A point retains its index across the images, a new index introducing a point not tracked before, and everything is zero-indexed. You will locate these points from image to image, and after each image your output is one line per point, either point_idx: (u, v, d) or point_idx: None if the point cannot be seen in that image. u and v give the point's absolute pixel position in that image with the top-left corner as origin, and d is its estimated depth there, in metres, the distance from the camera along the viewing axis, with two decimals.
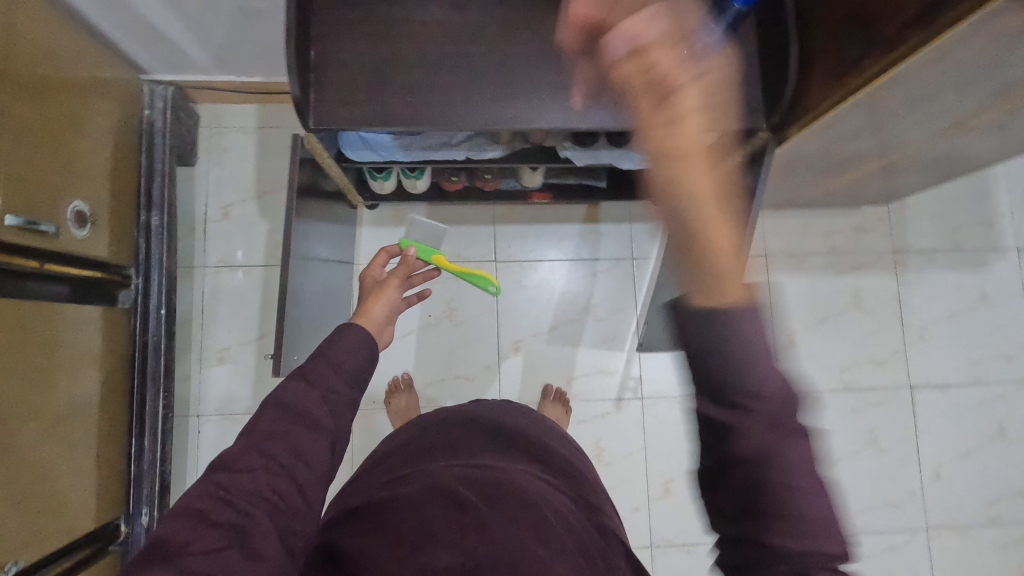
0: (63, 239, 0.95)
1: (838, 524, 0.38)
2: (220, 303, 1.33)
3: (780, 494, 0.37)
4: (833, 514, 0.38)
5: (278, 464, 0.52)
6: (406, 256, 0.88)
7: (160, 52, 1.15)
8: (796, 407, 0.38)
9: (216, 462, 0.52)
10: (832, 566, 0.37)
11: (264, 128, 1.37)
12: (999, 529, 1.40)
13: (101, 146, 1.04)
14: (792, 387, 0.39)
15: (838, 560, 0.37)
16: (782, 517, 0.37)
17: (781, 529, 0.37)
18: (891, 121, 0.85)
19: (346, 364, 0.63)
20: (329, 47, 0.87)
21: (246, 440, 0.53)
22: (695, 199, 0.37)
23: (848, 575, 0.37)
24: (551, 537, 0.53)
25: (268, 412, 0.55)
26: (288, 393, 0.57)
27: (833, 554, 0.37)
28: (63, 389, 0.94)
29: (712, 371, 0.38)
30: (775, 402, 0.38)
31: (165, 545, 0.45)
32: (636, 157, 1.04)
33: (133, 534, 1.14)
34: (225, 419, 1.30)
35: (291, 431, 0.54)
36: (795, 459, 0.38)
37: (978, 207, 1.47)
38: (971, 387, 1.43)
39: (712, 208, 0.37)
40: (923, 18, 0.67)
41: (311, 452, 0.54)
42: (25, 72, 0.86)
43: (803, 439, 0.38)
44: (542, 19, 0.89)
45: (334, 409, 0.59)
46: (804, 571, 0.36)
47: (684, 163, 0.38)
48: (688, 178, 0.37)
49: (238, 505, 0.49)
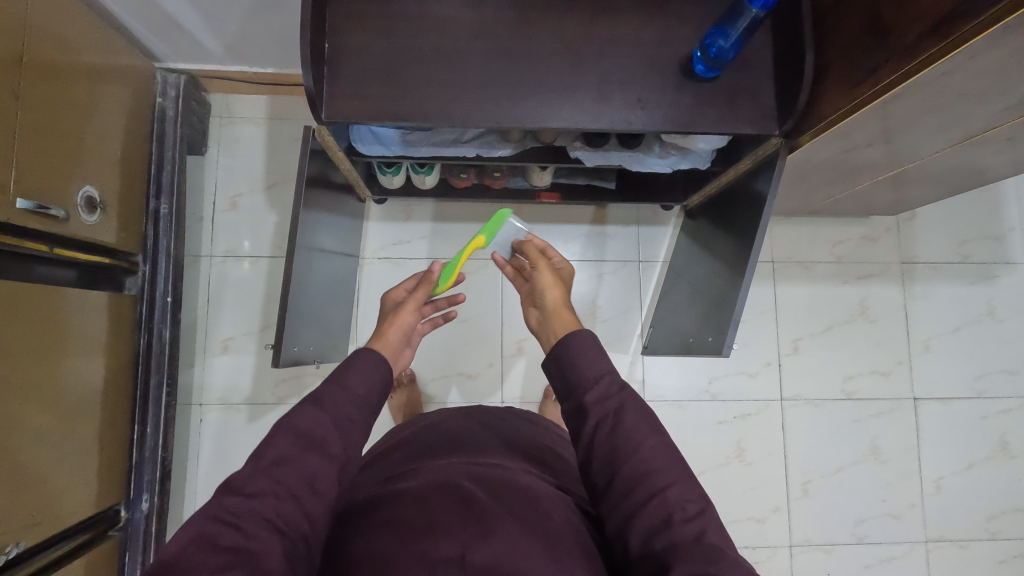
0: (73, 224, 0.95)
1: (665, 470, 0.55)
2: (225, 293, 1.33)
3: (620, 449, 0.56)
4: (659, 463, 0.55)
5: (284, 490, 0.53)
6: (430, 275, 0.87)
7: (173, 40, 1.15)
8: (623, 391, 0.61)
9: (225, 486, 0.52)
10: (660, 497, 0.53)
11: (274, 120, 1.37)
12: (1000, 544, 1.39)
13: (112, 133, 1.04)
14: (620, 381, 0.62)
15: (664, 492, 0.53)
16: (623, 463, 0.56)
17: (623, 471, 0.55)
18: (902, 132, 0.85)
19: (359, 389, 0.62)
20: (344, 40, 0.87)
21: (256, 464, 0.54)
22: (553, 294, 0.80)
23: (671, 502, 0.53)
24: (556, 550, 0.52)
25: (279, 436, 0.56)
26: (301, 418, 0.57)
27: (658, 487, 0.54)
28: (69, 374, 0.95)
29: (570, 380, 0.64)
30: (603, 388, 0.61)
31: (173, 567, 0.45)
32: (645, 159, 1.04)
33: (132, 519, 1.15)
34: (226, 409, 1.31)
35: (300, 455, 0.55)
36: (628, 425, 0.58)
37: (987, 220, 1.46)
38: (974, 400, 1.42)
39: (560, 299, 0.80)
40: (941, 29, 0.67)
41: (319, 480, 0.55)
42: (39, 55, 0.86)
43: (634, 413, 0.59)
44: (557, 18, 0.89)
45: (345, 434, 0.59)
46: (637, 497, 0.54)
47: (549, 281, 0.82)
48: (548, 287, 0.81)
49: (244, 529, 0.49)
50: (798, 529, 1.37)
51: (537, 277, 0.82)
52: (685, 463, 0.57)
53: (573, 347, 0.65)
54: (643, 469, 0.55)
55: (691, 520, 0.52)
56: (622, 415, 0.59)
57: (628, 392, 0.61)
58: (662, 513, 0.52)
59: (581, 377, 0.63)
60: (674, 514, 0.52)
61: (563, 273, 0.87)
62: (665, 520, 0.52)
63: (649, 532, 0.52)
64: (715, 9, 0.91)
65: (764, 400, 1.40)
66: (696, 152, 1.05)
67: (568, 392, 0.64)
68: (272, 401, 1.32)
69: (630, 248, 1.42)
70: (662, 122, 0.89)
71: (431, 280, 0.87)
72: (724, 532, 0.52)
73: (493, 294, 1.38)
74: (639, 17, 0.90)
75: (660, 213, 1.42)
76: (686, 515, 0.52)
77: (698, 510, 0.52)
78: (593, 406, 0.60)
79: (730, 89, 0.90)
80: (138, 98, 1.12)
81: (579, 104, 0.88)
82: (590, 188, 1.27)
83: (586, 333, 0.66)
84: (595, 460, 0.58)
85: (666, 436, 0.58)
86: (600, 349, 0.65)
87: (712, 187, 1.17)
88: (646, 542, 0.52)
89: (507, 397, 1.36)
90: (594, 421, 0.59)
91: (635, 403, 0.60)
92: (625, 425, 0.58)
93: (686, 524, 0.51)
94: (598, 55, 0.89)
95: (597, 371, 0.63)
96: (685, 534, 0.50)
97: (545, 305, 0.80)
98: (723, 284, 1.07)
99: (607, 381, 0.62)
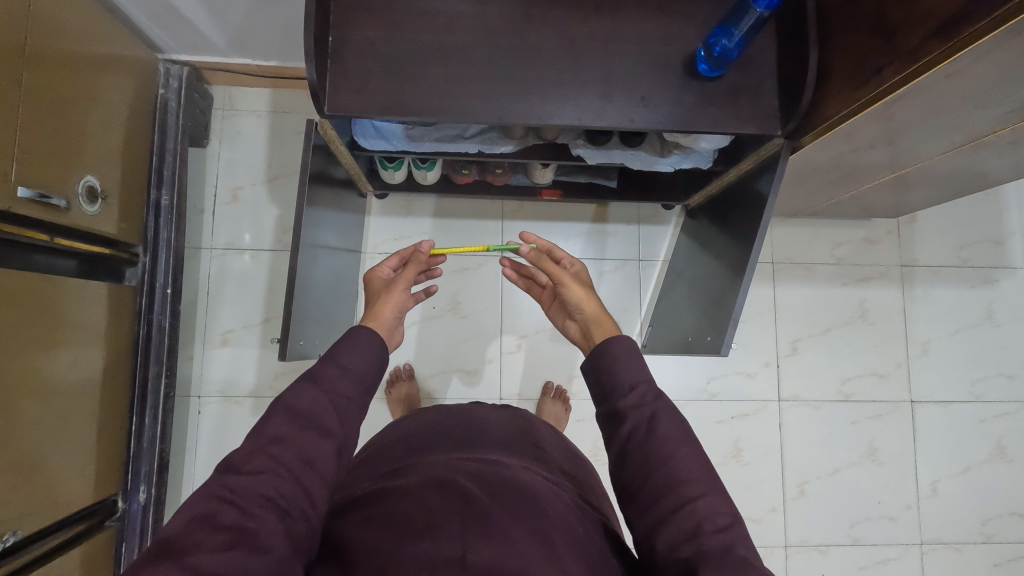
0: (73, 214, 0.95)
1: (695, 481, 0.55)
2: (225, 285, 1.33)
3: (657, 459, 0.57)
4: (690, 474, 0.55)
5: (285, 470, 0.53)
6: (418, 253, 0.86)
7: (177, 31, 1.15)
8: (661, 399, 0.61)
9: (224, 465, 0.52)
10: (689, 507, 0.53)
11: (277, 112, 1.37)
12: (994, 547, 1.40)
13: (114, 122, 1.04)
14: (657, 389, 0.62)
15: (693, 501, 0.53)
16: (657, 469, 0.56)
17: (655, 478, 0.56)
18: (905, 134, 0.84)
19: (356, 366, 0.62)
20: (347, 34, 0.87)
21: (254, 443, 0.54)
22: (583, 303, 0.77)
23: (701, 512, 0.53)
24: (553, 543, 0.52)
25: (276, 415, 0.56)
26: (300, 397, 0.57)
27: (686, 497, 0.54)
28: (66, 365, 0.94)
29: (605, 387, 0.64)
30: (636, 396, 0.61)
31: (173, 544, 0.45)
32: (647, 158, 1.05)
33: (129, 510, 1.15)
34: (225, 401, 1.31)
35: (299, 435, 0.55)
36: (665, 433, 0.58)
37: (989, 223, 1.46)
38: (972, 404, 1.43)
39: (592, 306, 0.77)
40: (945, 30, 0.66)
41: (318, 458, 0.55)
42: (41, 43, 0.86)
43: (670, 422, 0.59)
44: (562, 15, 0.89)
45: (342, 412, 0.59)
46: (666, 507, 0.54)
47: (577, 292, 0.78)
48: (578, 297, 0.78)
49: (243, 506, 0.49)
50: (793, 530, 1.37)
51: (565, 292, 0.79)
52: (717, 473, 0.56)
53: (611, 354, 0.66)
54: (673, 478, 0.55)
55: (720, 531, 0.51)
56: (656, 424, 0.59)
57: (664, 401, 0.61)
58: (691, 523, 0.52)
59: (617, 383, 0.64)
60: (704, 524, 0.52)
61: (581, 276, 0.82)
62: (694, 530, 0.52)
63: (677, 539, 0.52)
64: (719, 8, 0.91)
65: (762, 401, 1.40)
66: (698, 152, 1.05)
67: (603, 397, 0.65)
68: (272, 394, 1.32)
69: (631, 247, 1.42)
70: (666, 120, 0.88)
71: (421, 258, 0.85)
72: (752, 547, 0.52)
73: (494, 291, 1.38)
74: (643, 16, 0.90)
75: (661, 212, 1.42)
76: (715, 526, 0.52)
77: (728, 522, 0.52)
78: (628, 411, 0.61)
79: (733, 88, 0.90)
80: (141, 89, 1.12)
81: (582, 101, 0.88)
82: (591, 185, 1.27)
83: (626, 338, 0.67)
84: (628, 464, 0.58)
85: (701, 448, 0.58)
86: (638, 356, 0.66)
87: (712, 187, 1.17)
88: (672, 549, 0.52)
89: (506, 393, 1.36)
90: (629, 427, 0.60)
91: (670, 413, 0.60)
92: (658, 434, 0.58)
93: (715, 535, 0.51)
94: (602, 53, 0.89)
95: (632, 378, 0.63)
96: (714, 544, 0.50)
97: (583, 317, 0.77)
98: (723, 283, 1.07)
99: (643, 388, 0.62)
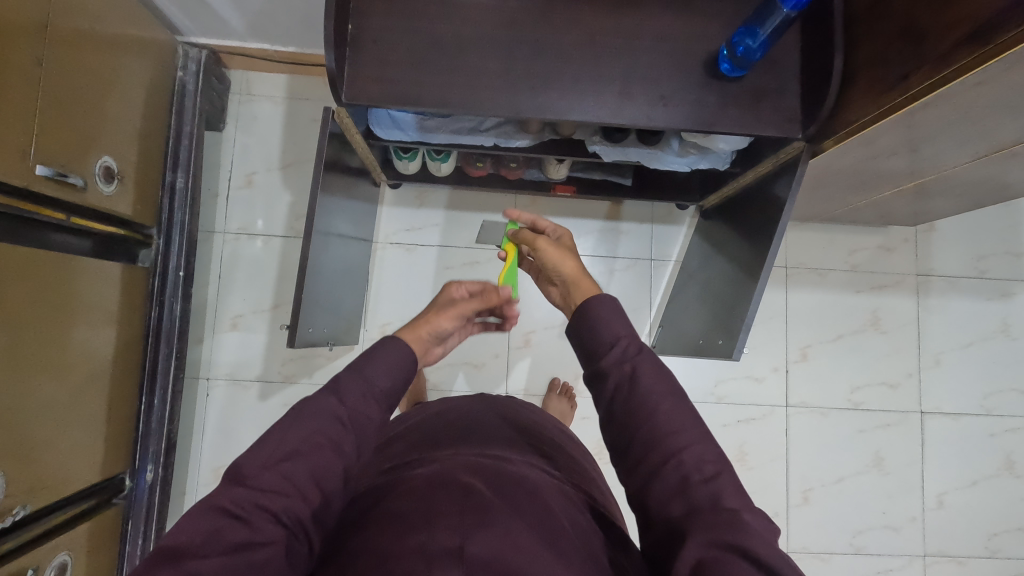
0: (90, 194, 0.95)
1: (680, 434, 0.54)
2: (237, 270, 1.34)
3: (642, 419, 0.56)
4: (675, 426, 0.55)
5: (298, 490, 0.52)
6: (494, 292, 0.82)
7: (197, 14, 1.15)
8: (641, 353, 0.60)
9: (233, 474, 0.52)
10: (677, 460, 0.53)
11: (293, 99, 1.36)
12: (998, 562, 1.39)
13: (132, 103, 1.04)
14: (640, 342, 0.61)
15: (679, 454, 0.53)
16: (643, 427, 0.55)
17: (644, 436, 0.55)
18: (928, 142, 0.83)
19: (380, 386, 0.61)
20: (367, 22, 0.86)
21: (268, 456, 0.53)
22: (563, 262, 0.75)
23: (688, 467, 0.52)
24: (552, 540, 0.52)
25: (300, 427, 0.55)
26: (318, 409, 0.56)
27: (673, 450, 0.53)
28: (77, 340, 0.95)
29: (588, 347, 0.62)
30: (616, 351, 0.60)
31: (177, 553, 0.46)
32: (664, 158, 1.04)
33: (137, 489, 1.17)
34: (233, 384, 1.32)
35: (317, 453, 0.54)
36: (649, 389, 0.57)
37: (1008, 235, 1.44)
38: (983, 418, 1.41)
39: (572, 266, 0.74)
40: (976, 38, 0.65)
41: (328, 479, 0.54)
42: (62, 23, 0.86)
43: (653, 377, 0.57)
44: (583, 10, 0.88)
45: (361, 432, 0.58)
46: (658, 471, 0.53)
47: (559, 251, 0.76)
48: (556, 255, 0.76)
49: (251, 522, 0.49)
50: (796, 535, 1.37)
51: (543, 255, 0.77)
52: (701, 420, 0.56)
53: (593, 310, 0.63)
54: (661, 431, 0.55)
55: (707, 481, 0.51)
56: (636, 380, 0.58)
57: (645, 355, 0.59)
58: (679, 475, 0.52)
59: (599, 342, 0.62)
60: (691, 475, 0.52)
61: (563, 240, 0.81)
62: (683, 482, 0.52)
63: (667, 495, 0.52)
64: (744, 7, 0.89)
65: (770, 406, 1.39)
66: (716, 153, 1.04)
67: (587, 356, 0.63)
68: (280, 378, 1.33)
69: (643, 247, 1.41)
70: (685, 121, 0.87)
71: (492, 299, 0.82)
72: (742, 493, 0.51)
73: None
74: (666, 14, 0.89)
75: (675, 211, 1.41)
76: (702, 476, 0.52)
77: (715, 471, 0.52)
78: (609, 368, 0.59)
79: (754, 91, 0.89)
80: (160, 72, 1.12)
81: (601, 98, 0.87)
82: (606, 183, 1.26)
83: (605, 297, 0.64)
84: (615, 421, 0.58)
85: (688, 402, 0.57)
86: (620, 311, 0.63)
87: (728, 189, 1.16)
88: (663, 506, 0.52)
89: (512, 389, 1.36)
90: (612, 385, 0.59)
91: (652, 366, 0.58)
92: (641, 391, 0.57)
93: (703, 486, 0.51)
94: (622, 50, 0.88)
95: (614, 335, 0.61)
96: (702, 497, 0.50)
97: (563, 278, 0.74)
98: (736, 286, 1.06)
99: (624, 344, 0.60)
